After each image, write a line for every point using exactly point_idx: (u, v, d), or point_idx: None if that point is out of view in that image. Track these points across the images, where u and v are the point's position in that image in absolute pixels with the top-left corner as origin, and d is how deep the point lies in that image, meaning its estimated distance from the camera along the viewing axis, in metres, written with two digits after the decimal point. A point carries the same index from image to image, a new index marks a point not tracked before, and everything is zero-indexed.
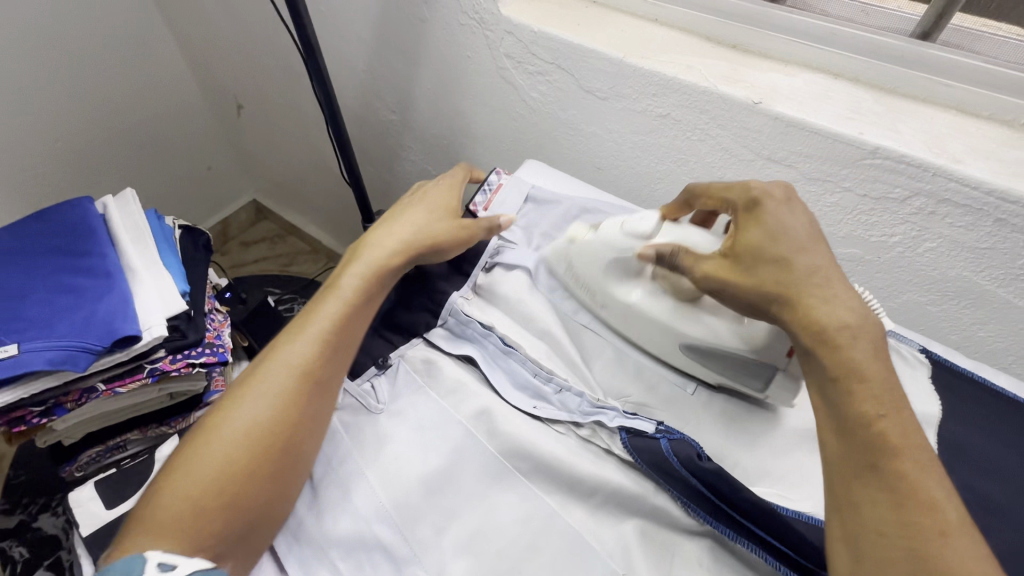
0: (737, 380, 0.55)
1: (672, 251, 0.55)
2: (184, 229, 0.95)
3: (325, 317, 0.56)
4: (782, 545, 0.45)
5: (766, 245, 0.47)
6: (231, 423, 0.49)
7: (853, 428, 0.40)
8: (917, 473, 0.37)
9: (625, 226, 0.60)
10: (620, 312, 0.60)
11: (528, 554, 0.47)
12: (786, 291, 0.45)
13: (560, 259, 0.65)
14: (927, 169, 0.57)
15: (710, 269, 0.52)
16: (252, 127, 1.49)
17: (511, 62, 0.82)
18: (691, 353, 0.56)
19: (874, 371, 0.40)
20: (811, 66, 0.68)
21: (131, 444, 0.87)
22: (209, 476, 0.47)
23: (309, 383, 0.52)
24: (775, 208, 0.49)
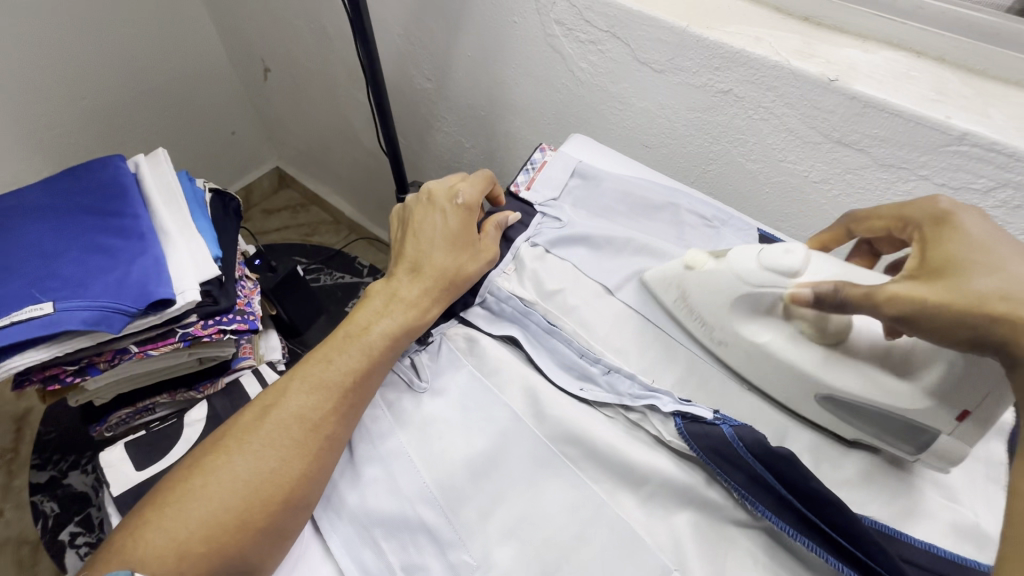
0: (887, 439, 0.48)
1: (835, 288, 0.46)
2: (215, 193, 0.93)
3: (343, 370, 0.52)
4: (845, 541, 0.42)
5: (973, 258, 0.40)
6: (236, 468, 0.47)
7: None
8: None
9: (763, 259, 0.50)
10: (741, 353, 0.53)
11: (576, 543, 0.45)
12: (1022, 312, 0.37)
13: (669, 285, 0.56)
14: (1019, 158, 0.53)
15: (903, 291, 0.41)
16: (278, 92, 1.46)
17: (561, 30, 0.78)
18: (828, 405, 0.49)
19: None
20: (892, 42, 0.63)
21: (160, 407, 0.87)
22: (232, 480, 0.47)
23: (318, 441, 0.49)
24: (976, 220, 0.42)
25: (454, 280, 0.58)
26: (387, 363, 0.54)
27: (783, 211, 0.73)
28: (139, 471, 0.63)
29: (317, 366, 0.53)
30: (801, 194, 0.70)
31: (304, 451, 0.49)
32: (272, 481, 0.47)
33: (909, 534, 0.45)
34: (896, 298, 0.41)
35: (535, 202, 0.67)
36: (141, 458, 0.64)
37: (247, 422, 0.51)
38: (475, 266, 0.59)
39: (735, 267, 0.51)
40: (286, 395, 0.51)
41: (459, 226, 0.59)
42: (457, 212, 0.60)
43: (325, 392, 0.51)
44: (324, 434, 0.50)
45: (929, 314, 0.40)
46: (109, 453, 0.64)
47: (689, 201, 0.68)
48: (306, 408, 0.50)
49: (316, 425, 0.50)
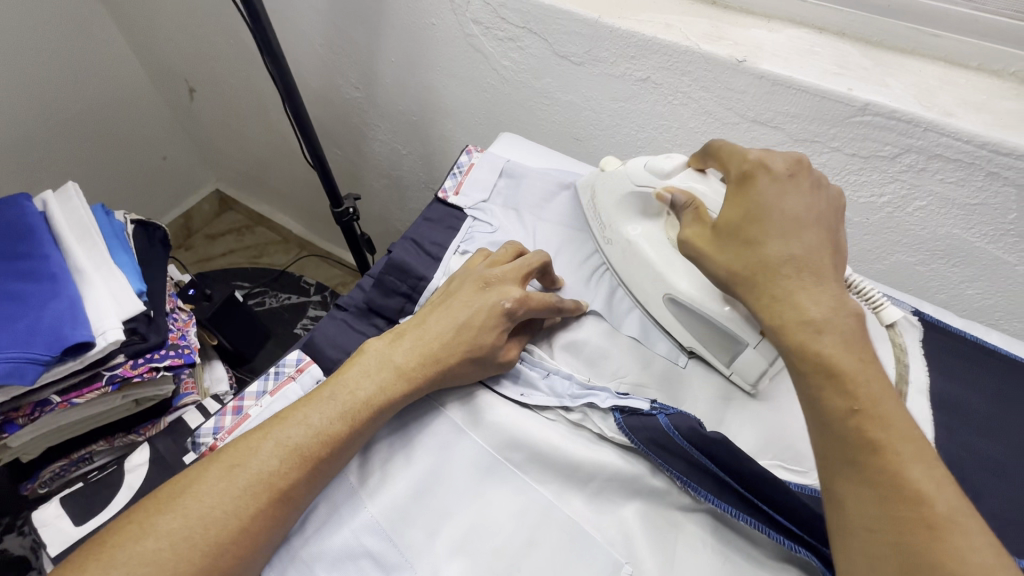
0: (710, 347, 0.54)
1: (685, 201, 0.52)
2: (138, 223, 0.89)
3: (321, 431, 0.46)
4: (784, 514, 0.43)
5: (741, 224, 0.44)
6: (183, 531, 0.41)
7: (833, 424, 0.35)
8: (902, 466, 0.32)
9: (648, 164, 0.57)
10: (620, 249, 0.60)
11: (526, 549, 0.45)
12: (753, 275, 0.42)
13: (588, 187, 0.65)
14: (918, 124, 0.55)
15: (693, 232, 0.48)
16: (206, 112, 1.41)
17: (479, 29, 0.77)
18: (672, 306, 0.55)
19: (851, 365, 0.36)
20: (796, 20, 0.64)
21: (98, 456, 0.82)
22: (175, 540, 0.41)
23: (283, 509, 0.44)
24: (769, 185, 0.44)
25: (450, 360, 0.50)
26: (367, 431, 0.48)
27: None
28: (76, 527, 0.59)
29: (290, 426, 0.46)
30: None
31: (265, 522, 0.43)
32: (223, 547, 0.41)
33: None
34: (687, 240, 0.48)
35: (464, 207, 0.66)
36: (77, 513, 0.60)
37: (198, 471, 0.44)
38: (494, 358, 0.52)
39: (629, 171, 0.59)
40: (250, 451, 0.45)
41: (480, 316, 0.52)
42: (481, 304, 0.53)
43: (297, 460, 0.45)
44: (290, 499, 0.44)
45: (699, 256, 0.47)
46: (39, 511, 0.59)
47: None
48: (273, 472, 0.44)
49: (281, 494, 0.44)
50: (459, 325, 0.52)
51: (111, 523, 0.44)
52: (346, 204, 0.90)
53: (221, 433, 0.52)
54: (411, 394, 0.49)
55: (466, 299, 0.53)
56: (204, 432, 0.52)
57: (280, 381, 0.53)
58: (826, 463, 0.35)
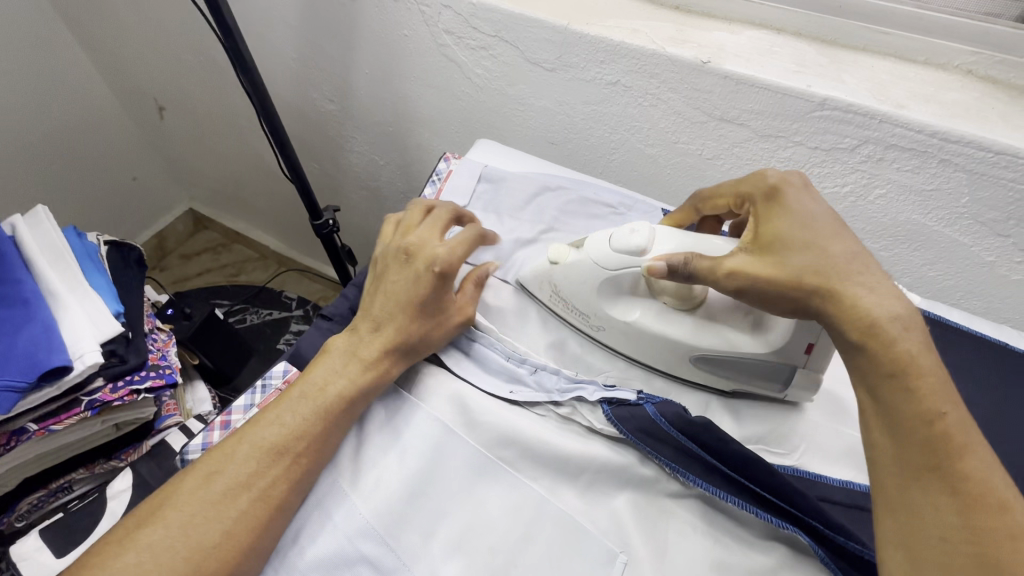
0: (758, 383, 0.52)
1: (685, 261, 0.48)
2: (112, 244, 0.87)
3: (288, 429, 0.47)
4: (770, 494, 0.45)
5: (796, 233, 0.45)
6: (168, 542, 0.42)
7: (910, 431, 0.36)
8: (981, 471, 0.35)
9: (613, 240, 0.52)
10: (619, 330, 0.54)
11: (522, 545, 0.45)
12: (826, 283, 0.42)
13: (543, 281, 0.58)
14: (873, 116, 0.58)
15: (740, 264, 0.46)
16: (179, 130, 1.39)
17: (452, 38, 0.78)
18: (704, 364, 0.52)
19: (930, 365, 0.37)
20: (755, 22, 0.67)
21: (78, 484, 0.80)
22: (161, 554, 0.42)
23: (268, 510, 0.45)
24: (797, 197, 0.47)
25: (415, 341, 0.53)
26: (342, 424, 0.49)
27: (687, 190, 0.77)
28: (58, 558, 0.57)
29: (264, 428, 0.47)
30: (699, 171, 0.74)
31: (250, 522, 0.44)
32: (211, 554, 0.42)
33: (827, 475, 0.49)
34: (736, 273, 0.45)
35: None
36: (60, 544, 0.58)
37: (178, 483, 0.45)
38: (441, 328, 0.54)
39: (593, 255, 0.53)
40: (226, 458, 0.46)
41: (416, 290, 0.52)
42: (412, 275, 0.53)
43: (275, 459, 0.46)
44: (273, 500, 0.45)
45: (764, 284, 0.45)
46: (19, 545, 0.57)
47: (593, 191, 0.71)
48: (250, 473, 0.45)
49: (262, 493, 0.45)
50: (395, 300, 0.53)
51: (97, 547, 0.43)
52: (325, 216, 0.89)
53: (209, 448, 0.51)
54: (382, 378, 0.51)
55: (395, 276, 0.54)
56: (192, 448, 0.51)
57: (268, 394, 0.53)
58: (895, 468, 0.37)
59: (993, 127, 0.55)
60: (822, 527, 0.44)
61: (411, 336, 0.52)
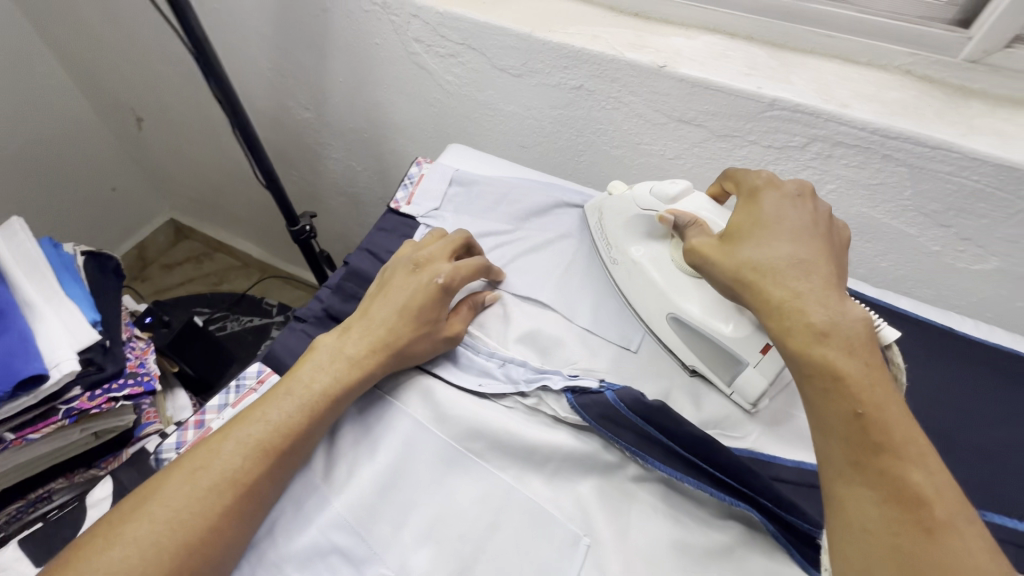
0: (714, 366, 0.55)
1: (686, 220, 0.54)
2: (88, 254, 0.87)
3: (276, 425, 0.48)
4: (724, 475, 0.47)
5: (753, 230, 0.48)
6: (150, 535, 0.42)
7: (837, 429, 0.38)
8: (903, 468, 0.35)
9: (654, 189, 0.59)
10: (626, 269, 0.62)
11: (491, 531, 0.47)
12: (760, 279, 0.44)
13: (597, 209, 0.68)
14: (819, 115, 0.61)
15: (700, 245, 0.50)
16: (157, 141, 1.40)
17: (421, 47, 0.80)
18: (676, 325, 0.57)
19: (852, 369, 0.38)
20: (709, 27, 0.70)
21: (58, 494, 0.80)
22: (141, 548, 0.42)
23: (250, 504, 0.45)
24: (774, 200, 0.49)
25: (404, 348, 0.54)
26: (327, 420, 0.50)
27: None
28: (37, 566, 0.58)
29: (251, 424, 0.48)
30: (663, 170, 0.76)
31: (232, 517, 0.44)
32: (192, 548, 0.42)
33: (783, 457, 0.52)
34: (696, 251, 0.50)
35: (417, 215, 0.69)
36: (38, 552, 0.58)
37: (161, 480, 0.45)
38: (431, 340, 0.55)
39: (636, 195, 0.61)
40: (212, 454, 0.46)
41: (416, 297, 0.56)
42: (414, 285, 0.57)
43: (261, 454, 0.47)
44: (256, 494, 0.46)
45: (708, 266, 0.49)
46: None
47: (561, 192, 0.74)
48: (236, 468, 0.46)
49: (246, 489, 0.45)
50: (394, 305, 0.55)
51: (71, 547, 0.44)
52: (302, 223, 0.91)
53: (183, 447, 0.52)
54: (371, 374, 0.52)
55: (399, 285, 0.57)
56: (166, 447, 0.52)
57: (241, 394, 0.54)
58: (828, 466, 0.38)
59: (929, 124, 0.58)
60: (773, 504, 0.46)
61: (402, 340, 0.54)
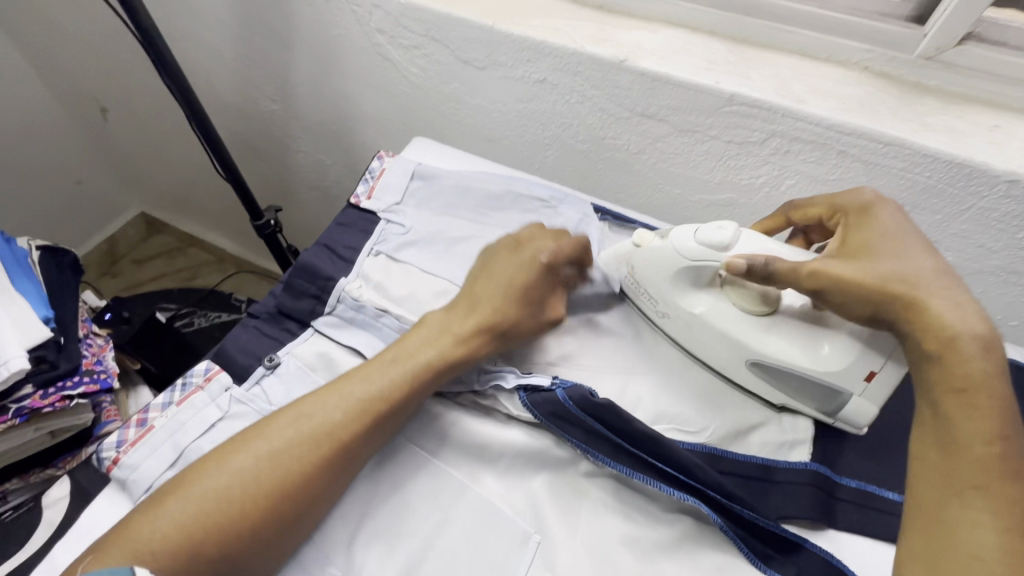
0: (803, 398, 0.53)
1: (765, 262, 0.50)
2: (44, 249, 0.85)
3: (377, 382, 0.49)
4: (671, 469, 0.47)
5: (881, 244, 0.47)
6: (250, 469, 0.45)
7: (960, 451, 0.40)
8: (1021, 500, 0.38)
9: (698, 235, 0.53)
10: (683, 323, 0.56)
11: (439, 529, 0.47)
12: (914, 294, 0.43)
13: (621, 261, 0.61)
14: (776, 110, 0.61)
15: (823, 265, 0.47)
16: (125, 133, 1.37)
17: (385, 38, 0.79)
18: (758, 369, 0.53)
19: (997, 387, 0.41)
20: (672, 21, 0.70)
21: (14, 494, 0.79)
22: (245, 482, 0.44)
23: (341, 461, 0.46)
24: (888, 213, 0.49)
25: (511, 326, 0.53)
26: (425, 387, 0.50)
27: (618, 184, 0.79)
28: None
29: (354, 383, 0.49)
30: (628, 165, 0.76)
31: (325, 469, 0.46)
32: (288, 491, 0.44)
33: (738, 453, 0.51)
34: (817, 275, 0.47)
35: (377, 210, 0.68)
36: None
37: (268, 422, 0.47)
38: (535, 320, 0.55)
39: (676, 245, 0.54)
40: (317, 402, 0.48)
41: (524, 277, 0.55)
42: (523, 265, 0.56)
43: (358, 411, 0.47)
44: (349, 451, 0.47)
45: (843, 284, 0.46)
46: None
47: (527, 186, 0.72)
48: (334, 419, 0.47)
49: (342, 444, 0.46)
50: (499, 281, 0.55)
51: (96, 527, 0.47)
52: (266, 217, 0.89)
53: (124, 446, 0.50)
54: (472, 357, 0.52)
55: (497, 262, 0.56)
56: (106, 446, 0.50)
57: (187, 392, 0.53)
58: (940, 482, 0.40)
59: (883, 121, 0.59)
60: (719, 496, 0.47)
61: (507, 319, 0.53)
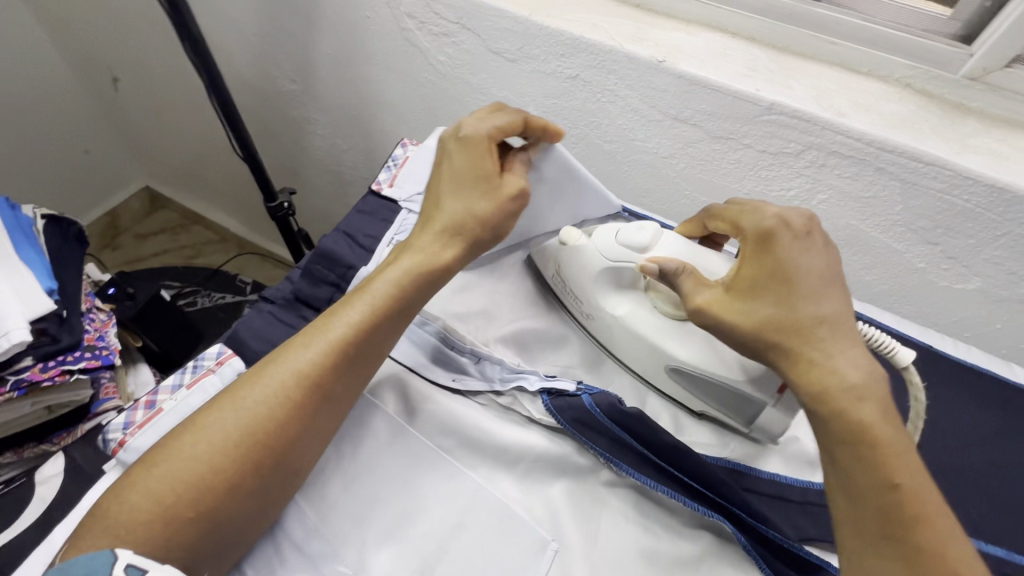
0: (725, 410, 0.52)
1: (676, 269, 0.49)
2: (49, 218, 0.83)
3: (347, 323, 0.48)
4: (698, 484, 0.46)
5: (772, 284, 0.44)
6: (222, 424, 0.44)
7: (869, 499, 0.38)
8: (938, 541, 0.36)
9: (619, 236, 0.54)
10: (604, 323, 0.56)
11: (454, 533, 0.45)
12: (790, 343, 0.42)
13: (548, 259, 0.60)
14: (816, 122, 0.60)
15: (709, 299, 0.46)
16: (134, 103, 1.34)
17: (414, 23, 0.77)
18: (678, 376, 0.53)
19: (887, 434, 0.39)
20: (711, 25, 0.68)
21: (5, 468, 0.77)
22: (216, 437, 0.44)
23: (315, 401, 0.46)
24: (793, 244, 0.45)
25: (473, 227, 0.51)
26: (394, 323, 0.50)
27: (643, 187, 0.78)
28: None
29: (321, 327, 0.49)
30: (656, 169, 0.75)
31: (297, 411, 0.45)
32: (261, 438, 0.44)
33: (762, 470, 0.51)
34: (704, 308, 0.46)
35: (399, 199, 0.66)
36: None
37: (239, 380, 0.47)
38: (494, 205, 0.51)
39: (600, 247, 0.56)
40: (282, 352, 0.48)
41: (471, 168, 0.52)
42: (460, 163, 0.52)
43: (326, 351, 0.47)
44: (321, 392, 0.47)
45: (725, 324, 0.45)
46: None
47: None
48: (305, 364, 0.47)
49: (315, 385, 0.46)
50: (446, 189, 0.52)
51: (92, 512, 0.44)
52: (279, 199, 0.87)
53: (131, 429, 0.48)
54: (438, 279, 0.51)
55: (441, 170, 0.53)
56: (113, 428, 0.48)
57: (198, 375, 0.51)
58: (857, 530, 0.38)
59: (925, 139, 0.57)
60: (745, 514, 0.45)
61: (468, 226, 0.51)
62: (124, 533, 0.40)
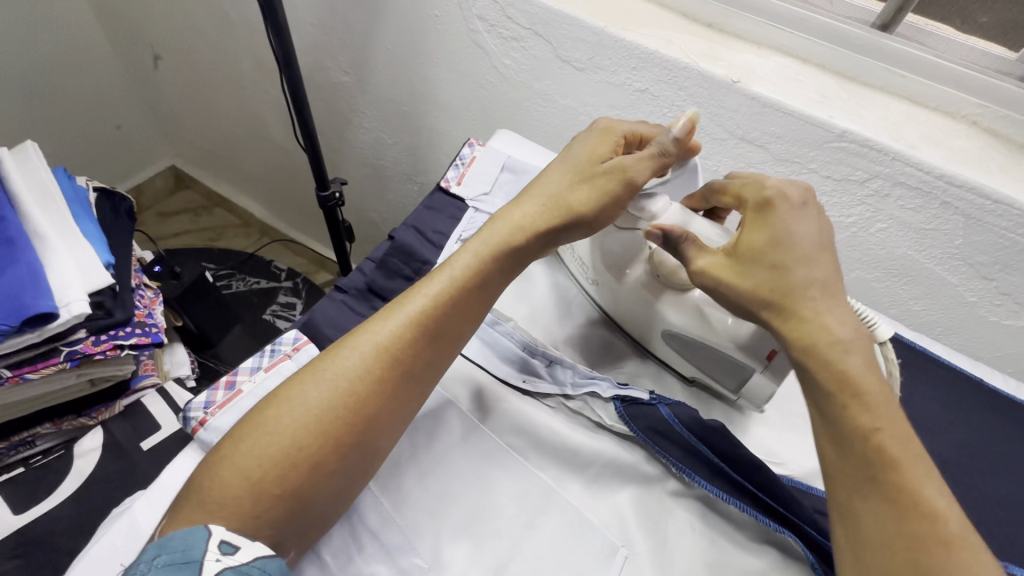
0: (716, 376, 0.54)
1: (681, 235, 0.48)
2: (101, 191, 0.83)
3: (429, 301, 0.48)
4: (771, 500, 0.46)
5: (767, 249, 0.44)
6: (303, 399, 0.44)
7: (852, 445, 0.38)
8: (920, 484, 0.36)
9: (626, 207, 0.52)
10: (608, 292, 0.59)
11: (527, 532, 0.46)
12: (782, 301, 0.43)
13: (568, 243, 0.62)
14: (887, 153, 0.61)
15: (708, 264, 0.46)
16: (174, 83, 1.34)
17: (483, 25, 0.78)
18: (671, 341, 0.55)
19: (870, 385, 0.39)
20: (782, 49, 0.69)
21: (42, 439, 0.76)
22: (297, 412, 0.44)
23: (393, 377, 0.46)
24: (792, 215, 0.44)
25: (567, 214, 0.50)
26: (473, 303, 0.50)
27: None
28: None
29: (402, 304, 0.49)
30: None
31: (376, 387, 0.45)
32: (341, 413, 0.44)
33: (819, 489, 0.52)
34: (705, 273, 0.46)
35: (466, 198, 0.66)
36: None
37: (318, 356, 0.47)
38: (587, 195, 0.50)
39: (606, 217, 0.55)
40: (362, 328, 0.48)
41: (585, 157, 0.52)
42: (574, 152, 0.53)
43: (408, 326, 0.47)
44: (400, 368, 0.46)
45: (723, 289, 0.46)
46: None
47: None
48: (384, 340, 0.47)
49: (394, 360, 0.46)
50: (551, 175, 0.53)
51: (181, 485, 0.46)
52: (332, 189, 0.87)
53: (211, 408, 0.49)
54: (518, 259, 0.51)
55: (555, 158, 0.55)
56: (194, 406, 0.49)
57: (275, 359, 0.51)
58: (843, 479, 0.39)
59: (993, 176, 0.59)
60: (816, 533, 0.45)
61: (561, 210, 0.51)
62: (213, 508, 0.40)
